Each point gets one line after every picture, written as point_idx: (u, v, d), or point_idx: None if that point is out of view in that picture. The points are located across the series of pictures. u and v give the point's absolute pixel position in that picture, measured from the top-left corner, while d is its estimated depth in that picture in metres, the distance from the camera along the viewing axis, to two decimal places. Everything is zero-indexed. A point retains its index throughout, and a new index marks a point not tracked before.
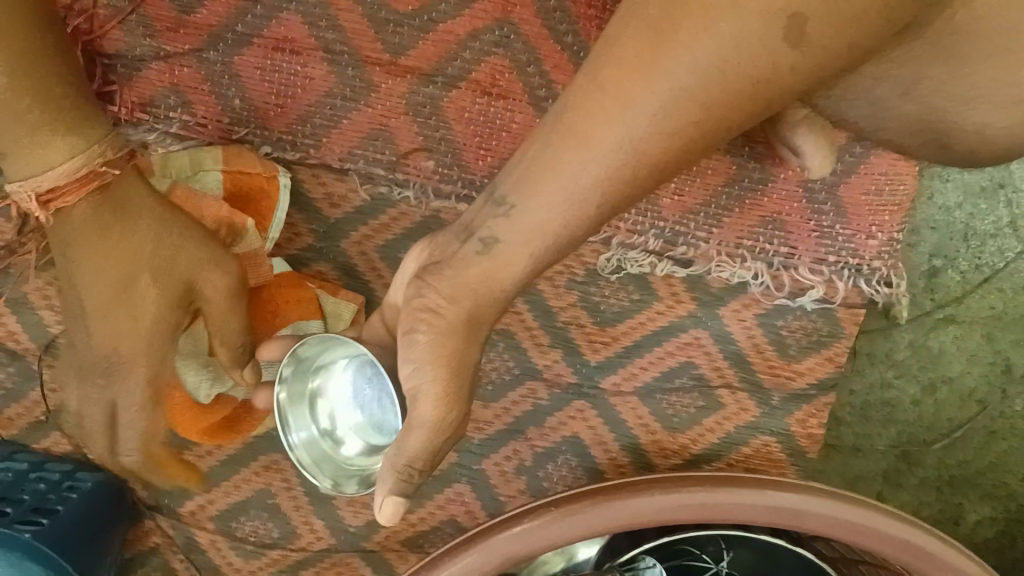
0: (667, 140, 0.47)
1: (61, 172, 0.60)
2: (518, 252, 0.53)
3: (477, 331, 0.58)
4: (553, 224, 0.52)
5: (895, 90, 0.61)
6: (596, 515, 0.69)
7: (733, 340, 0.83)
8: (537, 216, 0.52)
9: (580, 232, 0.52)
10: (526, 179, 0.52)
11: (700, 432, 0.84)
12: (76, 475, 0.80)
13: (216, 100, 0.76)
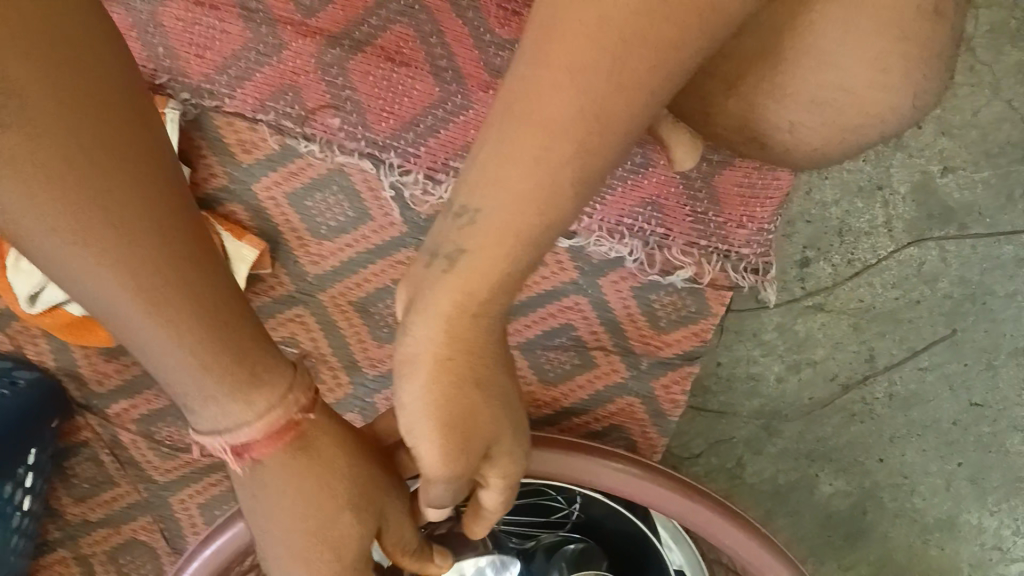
0: (634, 86, 0.47)
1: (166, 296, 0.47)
2: (502, 257, 0.50)
3: (468, 363, 0.52)
4: (539, 218, 0.50)
5: (723, 85, 0.64)
6: None
7: (610, 307, 0.89)
8: (512, 211, 0.49)
9: (561, 223, 0.51)
10: (502, 195, 0.49)
11: (572, 387, 0.92)
12: (14, 372, 0.91)
13: (142, 47, 0.83)
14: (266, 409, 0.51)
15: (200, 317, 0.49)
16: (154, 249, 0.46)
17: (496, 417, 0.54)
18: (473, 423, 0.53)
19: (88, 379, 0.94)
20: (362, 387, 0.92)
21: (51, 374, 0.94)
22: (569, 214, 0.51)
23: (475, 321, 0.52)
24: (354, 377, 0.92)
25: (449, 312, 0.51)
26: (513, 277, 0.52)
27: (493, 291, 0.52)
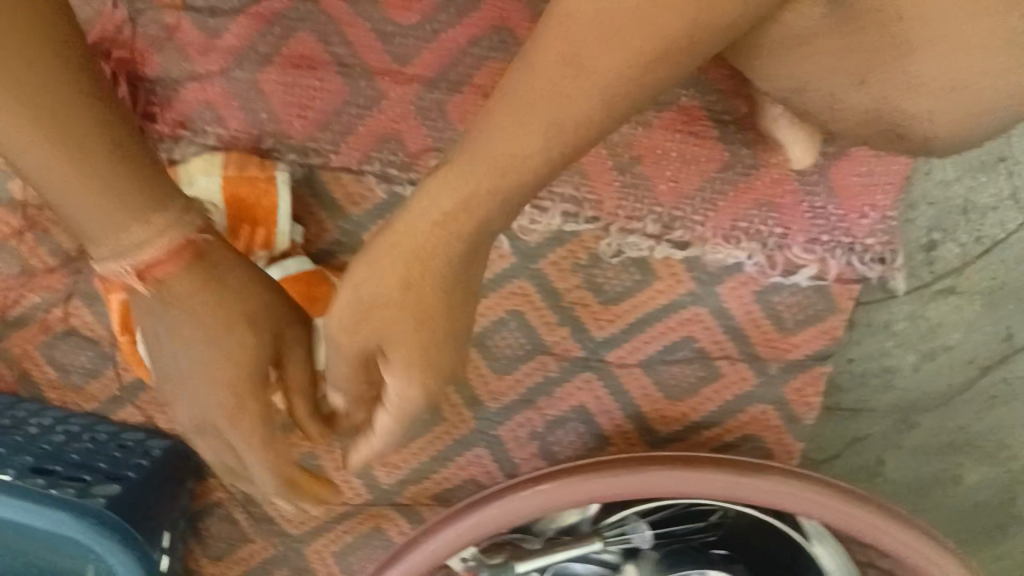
0: (613, 64, 0.52)
1: (151, 234, 0.62)
2: (489, 183, 0.57)
3: (451, 267, 0.60)
4: (517, 148, 0.56)
5: (852, 81, 0.63)
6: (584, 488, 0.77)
7: (731, 315, 0.88)
8: (516, 137, 0.55)
9: (532, 163, 0.57)
10: (503, 104, 0.55)
11: (700, 400, 0.90)
12: (149, 442, 0.92)
13: (247, 115, 0.84)
14: (164, 227, 0.62)
15: (195, 272, 0.64)
16: (158, 205, 0.63)
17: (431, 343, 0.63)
18: (420, 287, 0.61)
19: None
20: (486, 420, 0.92)
21: (183, 441, 0.93)
22: (542, 159, 0.57)
23: (453, 243, 0.59)
24: (478, 412, 0.92)
25: (436, 215, 0.58)
26: (503, 211, 0.60)
27: (484, 200, 0.58)
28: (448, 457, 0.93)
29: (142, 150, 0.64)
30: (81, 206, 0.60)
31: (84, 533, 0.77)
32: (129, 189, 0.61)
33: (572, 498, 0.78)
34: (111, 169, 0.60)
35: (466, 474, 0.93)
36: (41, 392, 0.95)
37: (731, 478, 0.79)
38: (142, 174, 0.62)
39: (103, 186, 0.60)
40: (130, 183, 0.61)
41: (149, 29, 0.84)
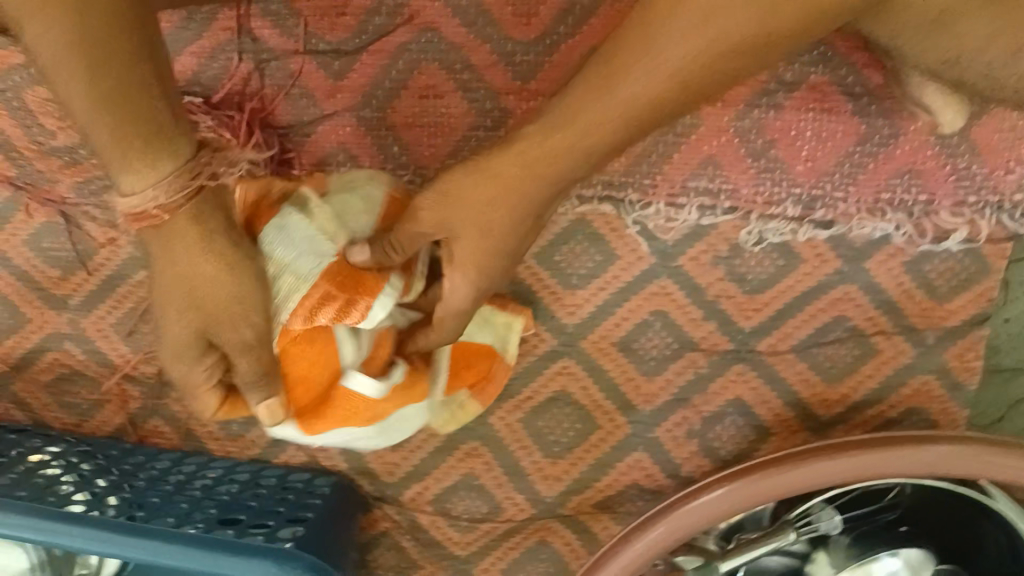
0: (660, 89, 0.65)
1: (161, 183, 0.66)
2: (558, 144, 0.69)
3: (517, 211, 0.72)
4: (590, 124, 0.67)
5: (1007, 49, 0.62)
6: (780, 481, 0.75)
7: (883, 289, 0.86)
8: (598, 112, 0.66)
9: (596, 140, 0.68)
10: (574, 96, 0.67)
11: (859, 379, 0.89)
12: (315, 481, 0.95)
13: (379, 151, 0.86)
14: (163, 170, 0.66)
15: (145, 145, 0.65)
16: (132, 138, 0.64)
17: (493, 259, 0.74)
18: (490, 233, 0.73)
19: (380, 471, 0.97)
20: (641, 423, 0.92)
21: (347, 476, 0.97)
22: (605, 145, 0.69)
23: (542, 184, 0.71)
24: (632, 416, 0.92)
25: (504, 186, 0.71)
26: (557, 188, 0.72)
27: (555, 157, 0.69)
28: (608, 463, 0.93)
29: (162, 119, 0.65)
30: (99, 129, 0.64)
31: (276, 574, 0.77)
32: (150, 133, 0.65)
33: (770, 492, 0.76)
34: (116, 124, 0.63)
35: (628, 479, 0.94)
36: (203, 444, 0.98)
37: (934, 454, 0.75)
38: (155, 139, 0.65)
39: (123, 117, 0.63)
40: (125, 116, 0.63)
41: (276, 77, 0.86)
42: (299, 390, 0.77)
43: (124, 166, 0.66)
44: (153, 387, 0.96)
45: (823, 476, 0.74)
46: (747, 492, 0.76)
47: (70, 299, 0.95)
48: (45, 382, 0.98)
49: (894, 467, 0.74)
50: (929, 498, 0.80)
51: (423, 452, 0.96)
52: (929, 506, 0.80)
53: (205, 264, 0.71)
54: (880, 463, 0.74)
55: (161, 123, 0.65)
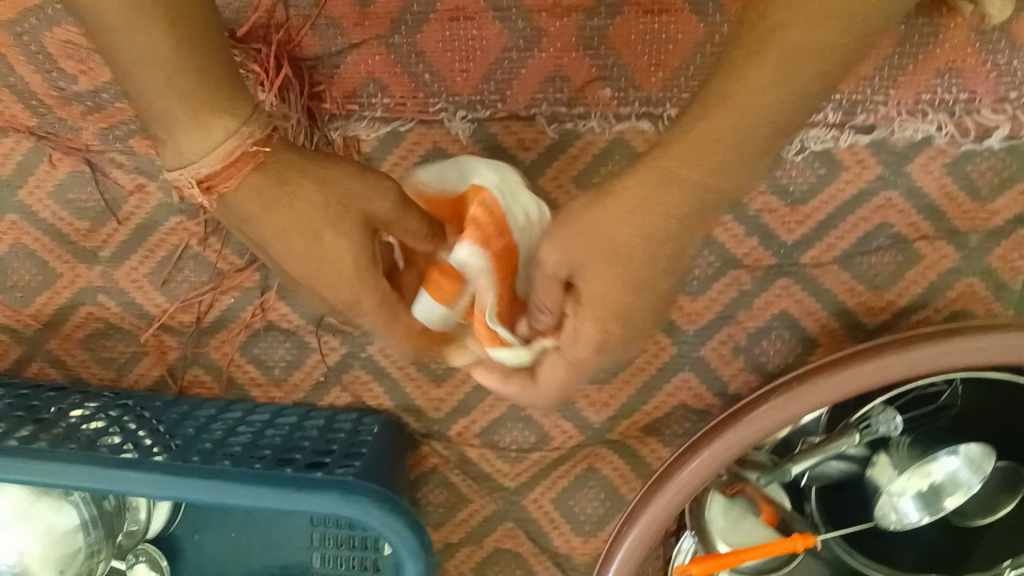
0: (778, 90, 0.56)
1: (212, 157, 0.55)
2: (677, 181, 0.59)
3: (640, 263, 0.60)
4: (707, 153, 0.58)
5: None
6: (821, 391, 0.77)
7: (925, 193, 0.86)
8: (702, 139, 0.58)
9: (721, 173, 0.59)
10: (685, 130, 0.59)
11: (904, 286, 0.88)
12: (365, 419, 0.95)
13: (410, 79, 0.85)
14: (226, 132, 0.55)
15: (201, 87, 0.54)
16: (198, 85, 0.54)
17: (632, 308, 0.61)
18: (621, 255, 0.60)
19: (426, 408, 0.97)
20: (687, 344, 0.92)
21: (393, 415, 0.97)
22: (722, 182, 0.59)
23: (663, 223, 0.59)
24: (678, 338, 0.92)
25: (626, 210, 0.59)
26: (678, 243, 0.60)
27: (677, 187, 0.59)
28: (655, 386, 0.93)
29: (209, 68, 0.54)
30: (143, 77, 0.53)
31: (341, 505, 0.77)
32: (219, 84, 0.55)
33: (813, 401, 0.78)
34: (178, 65, 0.53)
35: (676, 401, 0.94)
36: (247, 390, 0.98)
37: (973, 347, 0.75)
38: (224, 90, 0.55)
39: (199, 60, 0.54)
40: (201, 67, 0.54)
41: (301, 7, 0.84)
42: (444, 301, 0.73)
43: (180, 131, 0.55)
44: (191, 336, 0.96)
45: (880, 374, 0.74)
46: (802, 401, 0.76)
47: (101, 252, 0.93)
48: (80, 339, 0.97)
49: (946, 359, 0.75)
50: (985, 392, 0.79)
51: (468, 386, 0.96)
52: (987, 400, 0.79)
53: (313, 199, 0.59)
54: (932, 356, 0.75)
55: (236, 82, 0.57)
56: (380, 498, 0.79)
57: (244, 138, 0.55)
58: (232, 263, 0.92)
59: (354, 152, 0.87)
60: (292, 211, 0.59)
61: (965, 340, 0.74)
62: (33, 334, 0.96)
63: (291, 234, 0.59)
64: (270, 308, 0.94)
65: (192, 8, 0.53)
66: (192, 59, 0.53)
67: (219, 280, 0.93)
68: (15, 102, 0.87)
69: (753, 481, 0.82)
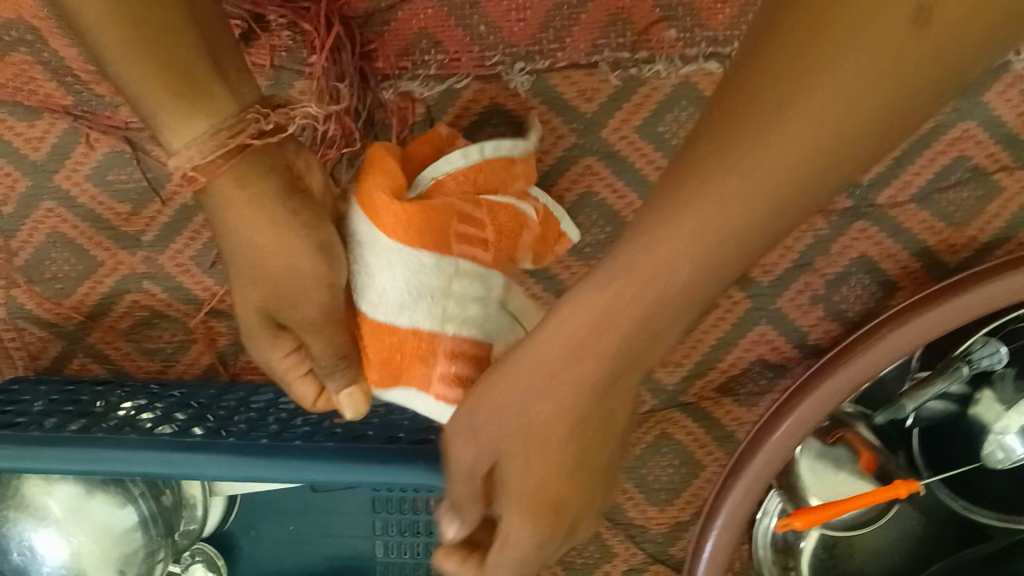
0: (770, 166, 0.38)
1: (197, 141, 0.54)
2: (719, 221, 0.40)
3: (641, 343, 0.44)
4: (742, 203, 0.39)
5: None
6: (914, 330, 0.75)
7: (1003, 121, 0.83)
8: (719, 198, 0.39)
9: (785, 207, 0.39)
10: (695, 154, 0.40)
11: (985, 220, 0.86)
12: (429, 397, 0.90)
13: (464, 32, 0.81)
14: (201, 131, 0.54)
15: (151, 65, 0.52)
16: (145, 67, 0.51)
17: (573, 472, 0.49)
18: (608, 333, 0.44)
19: None
20: (761, 296, 0.88)
21: None
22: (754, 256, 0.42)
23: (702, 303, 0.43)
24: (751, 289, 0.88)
25: (580, 334, 0.44)
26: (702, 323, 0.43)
27: (707, 221, 0.40)
28: (731, 341, 0.90)
29: (172, 50, 0.52)
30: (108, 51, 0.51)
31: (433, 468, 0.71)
32: (187, 77, 0.53)
33: (908, 341, 0.75)
34: (132, 47, 0.50)
35: (752, 355, 0.90)
36: None
37: None
38: (190, 85, 0.53)
39: (164, 52, 0.52)
40: (164, 58, 0.52)
41: None
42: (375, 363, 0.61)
43: (174, 120, 0.54)
44: None
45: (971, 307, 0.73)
46: (889, 342, 0.75)
47: (143, 237, 0.89)
48: (123, 330, 0.92)
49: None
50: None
51: None
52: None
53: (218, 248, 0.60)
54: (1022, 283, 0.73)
55: (207, 74, 0.54)
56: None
57: (224, 126, 0.54)
58: None
59: (410, 113, 0.84)
60: (242, 242, 0.58)
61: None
62: (73, 327, 0.92)
63: (247, 283, 0.60)
64: None
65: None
66: (154, 34, 0.51)
67: None
68: (49, 80, 0.83)
69: (858, 428, 0.80)
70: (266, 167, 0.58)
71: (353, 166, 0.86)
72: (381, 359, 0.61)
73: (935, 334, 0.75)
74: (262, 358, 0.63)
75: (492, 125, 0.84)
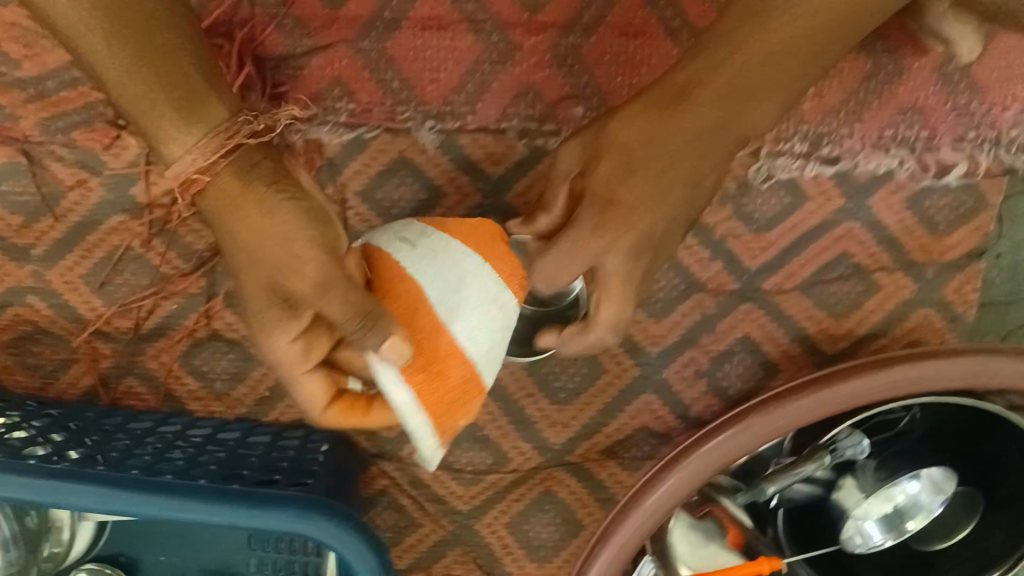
0: (708, 122, 0.68)
1: (189, 150, 0.66)
2: (692, 123, 0.68)
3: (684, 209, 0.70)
4: (741, 109, 0.69)
5: None
6: (782, 415, 0.74)
7: (884, 225, 0.87)
8: (744, 66, 0.68)
9: (799, 77, 0.69)
10: (664, 106, 0.69)
11: (865, 314, 0.90)
12: (312, 437, 0.91)
13: (377, 86, 0.82)
14: (204, 132, 0.66)
15: (155, 69, 0.64)
16: (160, 67, 0.64)
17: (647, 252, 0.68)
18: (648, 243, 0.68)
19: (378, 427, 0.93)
20: (649, 365, 0.91)
21: (342, 434, 0.93)
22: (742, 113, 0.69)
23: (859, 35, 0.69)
24: (639, 358, 0.91)
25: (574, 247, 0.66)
26: (689, 176, 0.69)
27: (644, 165, 0.67)
28: (616, 407, 0.92)
29: (178, 54, 0.66)
30: (91, 45, 0.61)
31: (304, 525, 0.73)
32: (180, 96, 0.65)
33: (776, 427, 0.74)
34: (142, 54, 0.63)
35: (636, 423, 0.92)
36: (184, 404, 0.93)
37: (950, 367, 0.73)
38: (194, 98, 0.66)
39: (145, 79, 0.63)
40: (150, 84, 0.64)
41: (266, 5, 0.81)
42: (435, 390, 0.61)
43: (162, 130, 0.65)
44: (129, 344, 0.90)
45: (863, 391, 0.73)
46: (782, 411, 0.74)
47: (33, 250, 0.87)
48: (7, 342, 0.90)
49: (916, 382, 0.73)
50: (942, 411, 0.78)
51: None
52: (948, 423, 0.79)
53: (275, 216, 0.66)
54: (914, 380, 0.73)
55: (218, 83, 0.69)
56: (331, 514, 0.74)
57: (217, 131, 0.66)
58: (177, 267, 0.88)
59: (315, 156, 0.83)
60: (246, 232, 0.67)
61: (949, 359, 0.73)
62: None
63: (242, 256, 0.67)
64: (214, 316, 0.89)
65: (155, 22, 0.64)
66: (159, 44, 0.64)
67: (160, 286, 0.88)
68: None
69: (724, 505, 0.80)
70: (249, 164, 0.68)
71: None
72: (439, 403, 0.62)
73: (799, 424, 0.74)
74: (280, 351, 0.67)
75: (399, 176, 0.84)
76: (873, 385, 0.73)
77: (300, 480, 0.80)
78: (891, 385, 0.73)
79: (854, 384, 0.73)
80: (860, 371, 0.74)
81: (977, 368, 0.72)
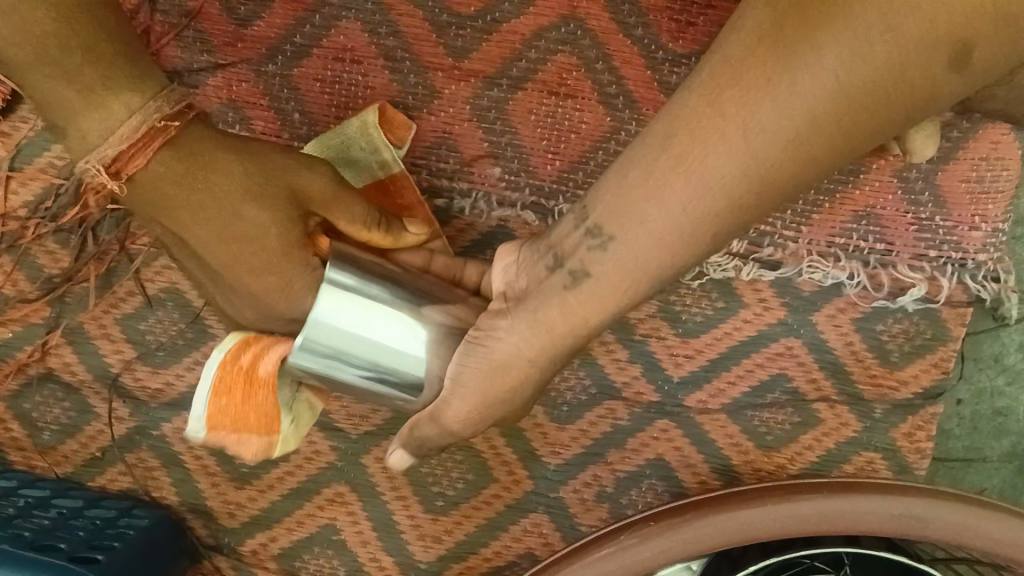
0: (711, 204, 0.50)
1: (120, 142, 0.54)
2: (690, 192, 0.50)
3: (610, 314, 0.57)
4: (757, 175, 0.49)
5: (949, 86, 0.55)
6: (691, 533, 0.63)
7: (829, 348, 0.76)
8: (634, 244, 0.53)
9: (848, 136, 0.48)
10: (654, 166, 0.51)
11: (798, 450, 0.77)
12: (134, 512, 0.76)
13: (276, 115, 0.74)
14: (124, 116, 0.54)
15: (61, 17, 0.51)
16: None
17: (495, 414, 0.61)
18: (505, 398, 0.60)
19: (219, 512, 0.79)
20: (545, 481, 0.78)
21: (176, 512, 0.79)
22: (757, 188, 0.50)
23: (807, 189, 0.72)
24: (535, 470, 0.78)
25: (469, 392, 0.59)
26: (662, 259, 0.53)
27: (609, 267, 0.54)
28: (499, 526, 0.78)
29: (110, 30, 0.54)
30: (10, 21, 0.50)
31: None
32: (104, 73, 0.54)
33: (684, 544, 0.63)
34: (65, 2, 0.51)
35: (520, 549, 0.78)
36: (4, 452, 0.79)
37: (901, 507, 0.62)
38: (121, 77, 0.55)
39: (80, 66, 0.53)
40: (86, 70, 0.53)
41: (170, 14, 0.74)
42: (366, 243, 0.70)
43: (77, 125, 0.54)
44: None
45: (780, 525, 0.63)
46: (673, 535, 0.63)
47: None
48: None
49: (843, 518, 0.63)
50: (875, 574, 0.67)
51: (275, 495, 0.79)
52: None
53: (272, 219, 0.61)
54: (832, 515, 0.63)
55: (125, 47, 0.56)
56: None
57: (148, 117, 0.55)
58: (22, 291, 0.77)
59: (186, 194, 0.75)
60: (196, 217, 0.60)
61: (883, 497, 0.62)
62: None
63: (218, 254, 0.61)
64: (51, 353, 0.78)
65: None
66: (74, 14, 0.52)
67: (2, 309, 0.77)
68: None
69: None
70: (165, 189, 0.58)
71: (120, 226, 0.75)
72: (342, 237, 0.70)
73: (717, 546, 0.63)
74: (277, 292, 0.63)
75: None
76: (808, 513, 0.63)
77: (89, 554, 0.66)
78: (826, 520, 0.63)
79: (787, 507, 0.63)
80: (798, 494, 0.64)
81: (914, 509, 0.61)
